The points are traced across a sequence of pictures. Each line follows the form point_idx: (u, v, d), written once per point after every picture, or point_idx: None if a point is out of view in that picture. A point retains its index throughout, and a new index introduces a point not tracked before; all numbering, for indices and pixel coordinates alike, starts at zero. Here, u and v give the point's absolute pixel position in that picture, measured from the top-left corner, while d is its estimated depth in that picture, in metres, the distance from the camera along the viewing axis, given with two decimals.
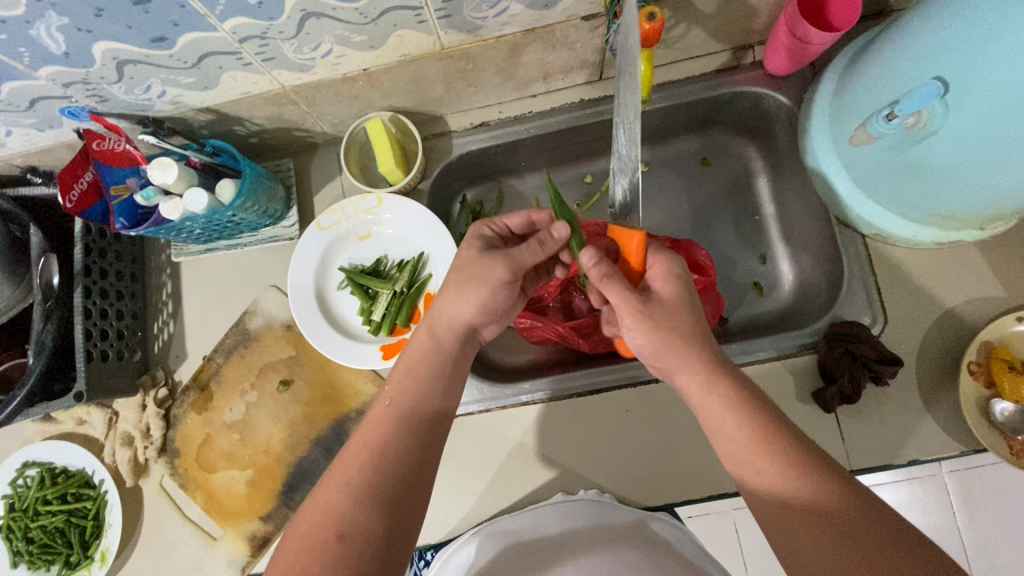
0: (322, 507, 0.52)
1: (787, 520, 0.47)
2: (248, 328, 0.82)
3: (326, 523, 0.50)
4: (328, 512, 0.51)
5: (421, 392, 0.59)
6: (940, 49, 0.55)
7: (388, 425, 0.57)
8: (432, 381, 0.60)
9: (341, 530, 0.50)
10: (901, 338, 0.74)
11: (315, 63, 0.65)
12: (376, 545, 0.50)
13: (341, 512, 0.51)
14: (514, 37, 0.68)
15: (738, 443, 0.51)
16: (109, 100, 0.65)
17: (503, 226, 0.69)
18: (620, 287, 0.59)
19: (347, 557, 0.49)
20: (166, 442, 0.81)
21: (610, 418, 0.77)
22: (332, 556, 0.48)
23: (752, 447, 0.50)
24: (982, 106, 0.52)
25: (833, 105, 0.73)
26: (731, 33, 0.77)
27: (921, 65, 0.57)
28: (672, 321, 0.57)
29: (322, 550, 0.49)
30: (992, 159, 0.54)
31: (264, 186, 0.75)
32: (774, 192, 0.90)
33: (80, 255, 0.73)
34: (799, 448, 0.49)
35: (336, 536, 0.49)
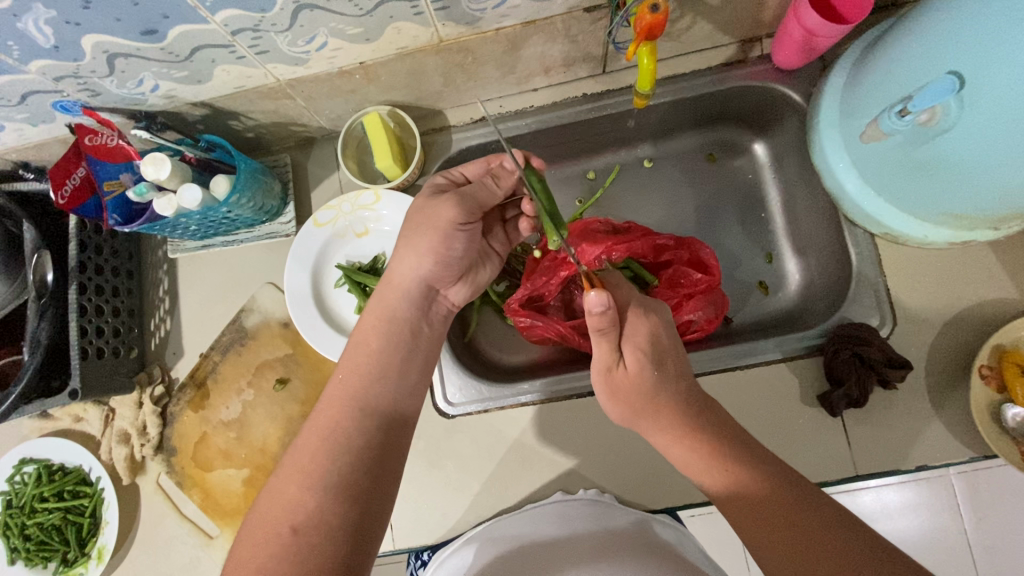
0: (282, 500, 0.50)
1: (740, 517, 0.52)
2: (245, 325, 0.81)
3: (281, 516, 0.49)
4: (288, 501, 0.50)
5: (378, 373, 0.58)
6: (960, 40, 0.53)
7: (351, 416, 0.55)
8: (390, 363, 0.59)
9: (295, 523, 0.49)
10: (911, 339, 0.72)
11: (310, 56, 0.64)
12: (332, 535, 0.49)
13: (300, 501, 0.50)
14: (513, 29, 0.66)
15: (710, 449, 0.55)
16: (101, 94, 0.64)
17: (457, 174, 0.67)
18: (598, 346, 0.59)
19: (302, 548, 0.47)
20: (162, 439, 0.80)
21: (611, 420, 0.75)
22: (286, 547, 0.47)
23: (705, 451, 0.55)
24: (1005, 98, 0.50)
25: (843, 101, 0.71)
26: (739, 25, 0.75)
27: (938, 58, 0.55)
28: (639, 386, 0.58)
29: (275, 541, 0.48)
30: (1011, 156, 0.52)
31: (259, 182, 0.73)
32: (781, 190, 0.88)
33: (75, 251, 0.72)
34: (752, 456, 0.54)
35: (290, 529, 0.48)
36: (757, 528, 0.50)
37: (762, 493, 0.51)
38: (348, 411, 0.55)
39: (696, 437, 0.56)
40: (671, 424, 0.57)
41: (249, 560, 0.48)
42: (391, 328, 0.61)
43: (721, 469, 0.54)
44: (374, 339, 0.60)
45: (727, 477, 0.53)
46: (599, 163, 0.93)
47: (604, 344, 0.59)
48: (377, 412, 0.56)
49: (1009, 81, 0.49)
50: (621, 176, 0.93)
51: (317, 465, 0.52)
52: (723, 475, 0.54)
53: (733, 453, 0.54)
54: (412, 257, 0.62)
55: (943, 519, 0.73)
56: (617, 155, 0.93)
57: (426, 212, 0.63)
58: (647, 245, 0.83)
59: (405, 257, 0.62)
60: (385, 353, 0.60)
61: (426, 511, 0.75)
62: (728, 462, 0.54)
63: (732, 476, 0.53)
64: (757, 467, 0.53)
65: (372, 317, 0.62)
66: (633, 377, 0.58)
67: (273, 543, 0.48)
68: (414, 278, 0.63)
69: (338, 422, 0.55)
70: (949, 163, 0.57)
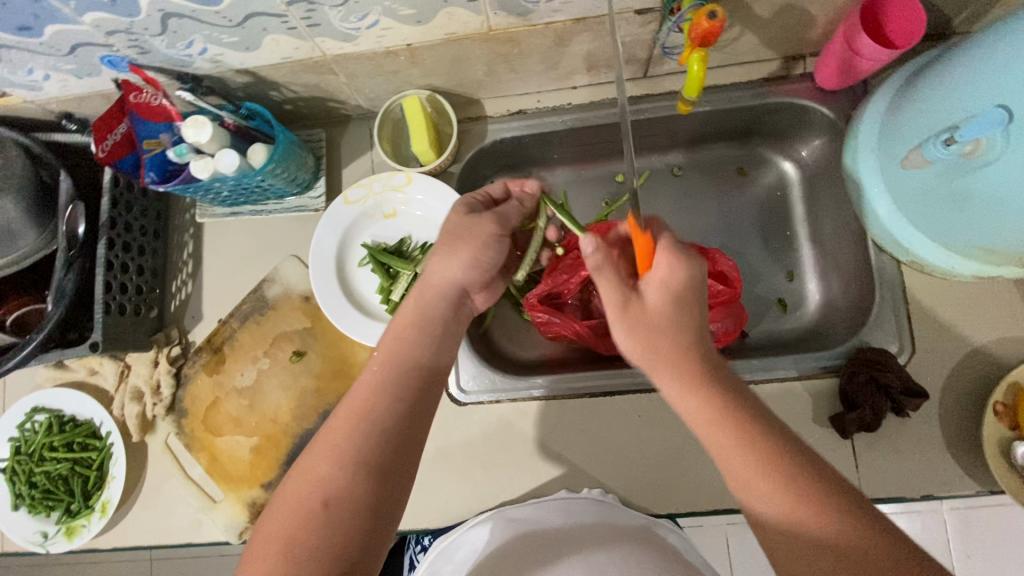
0: (310, 476, 0.50)
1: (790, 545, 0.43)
2: (266, 295, 0.81)
3: (312, 490, 0.50)
4: (315, 479, 0.50)
5: (410, 360, 0.57)
6: (1013, 74, 0.53)
7: (380, 389, 0.55)
8: (424, 349, 0.58)
9: (325, 498, 0.49)
10: (927, 369, 0.72)
11: (359, 34, 0.64)
12: (361, 514, 0.49)
13: (334, 478, 0.50)
14: (563, 24, 0.66)
15: (761, 479, 0.44)
16: (150, 52, 0.64)
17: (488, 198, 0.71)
18: (605, 284, 0.55)
19: (331, 525, 0.48)
20: (174, 400, 0.81)
21: (621, 422, 0.76)
22: (316, 523, 0.48)
23: (756, 456, 0.45)
24: None
25: (884, 124, 0.71)
26: (785, 42, 0.75)
27: (990, 89, 0.55)
28: (674, 367, 0.49)
29: (306, 517, 0.48)
30: None
31: (295, 154, 0.74)
32: (809, 209, 0.88)
33: (107, 207, 0.73)
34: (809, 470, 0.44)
35: (321, 504, 0.49)
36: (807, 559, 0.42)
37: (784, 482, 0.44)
38: (384, 394, 0.55)
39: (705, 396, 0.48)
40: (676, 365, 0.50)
41: (277, 531, 0.48)
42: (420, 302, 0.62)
43: (760, 474, 0.45)
44: (398, 326, 0.60)
45: (743, 452, 0.46)
46: (630, 165, 0.93)
47: (605, 280, 0.55)
48: (394, 377, 0.56)
49: None
50: (650, 182, 0.93)
51: (348, 446, 0.51)
52: (744, 453, 0.45)
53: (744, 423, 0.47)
54: (450, 259, 0.63)
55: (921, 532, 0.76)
56: (648, 160, 0.93)
57: (465, 224, 0.65)
58: None
59: (443, 261, 0.63)
60: (420, 341, 0.59)
61: (429, 495, 0.76)
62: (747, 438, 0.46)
63: (784, 500, 0.44)
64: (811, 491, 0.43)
65: (408, 312, 0.61)
66: (650, 307, 0.51)
67: (303, 517, 0.48)
68: (444, 269, 0.62)
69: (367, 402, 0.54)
70: (990, 196, 0.57)
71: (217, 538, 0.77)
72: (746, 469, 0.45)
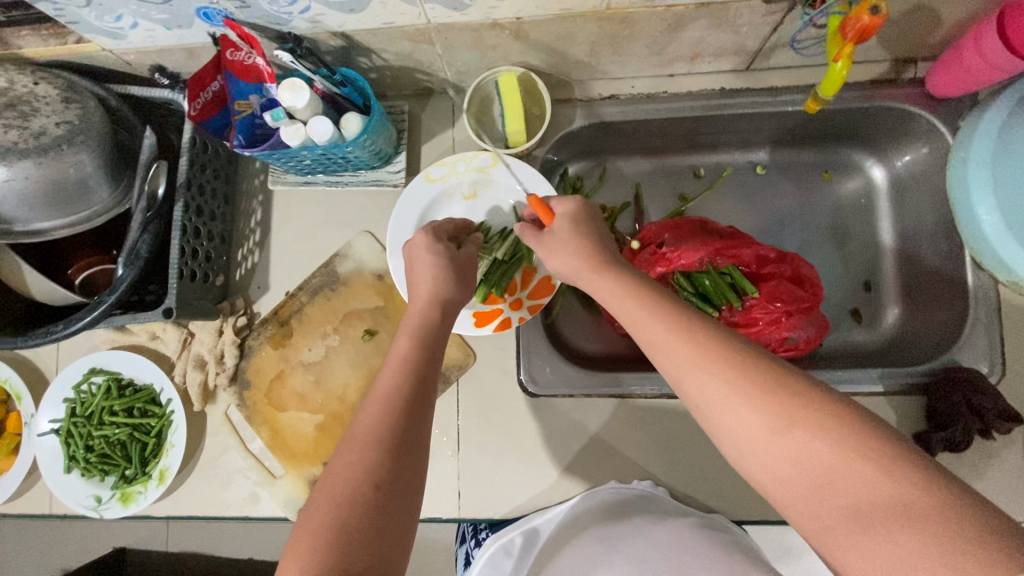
0: (343, 470, 0.48)
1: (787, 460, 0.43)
2: (337, 271, 0.79)
3: (350, 480, 0.47)
4: (355, 468, 0.47)
5: (409, 350, 0.56)
6: None
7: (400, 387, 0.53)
8: (421, 340, 0.57)
9: (376, 481, 0.47)
10: (1017, 394, 0.70)
11: (472, 2, 0.61)
12: (394, 494, 0.47)
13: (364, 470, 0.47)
14: (685, 8, 0.63)
15: (745, 400, 0.45)
16: (250, 7, 0.60)
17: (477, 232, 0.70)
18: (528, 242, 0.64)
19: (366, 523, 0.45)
20: (237, 371, 0.79)
21: (699, 425, 0.74)
22: (365, 509, 0.45)
23: (745, 388, 0.45)
24: None
25: (1005, 136, 0.69)
26: (903, 43, 0.72)
27: None
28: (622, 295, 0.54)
29: (357, 504, 0.45)
30: None
31: (384, 127, 0.71)
32: (897, 221, 0.85)
33: (185, 167, 0.70)
34: (769, 378, 0.45)
35: (372, 487, 0.46)
36: (812, 472, 0.42)
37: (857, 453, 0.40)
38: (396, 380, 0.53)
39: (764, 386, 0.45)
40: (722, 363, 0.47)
41: (311, 528, 0.45)
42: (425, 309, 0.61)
43: (749, 402, 0.45)
44: (405, 332, 0.59)
45: (748, 397, 0.45)
46: (710, 161, 0.91)
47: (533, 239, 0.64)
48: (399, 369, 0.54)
49: None
50: (729, 180, 0.91)
51: (373, 440, 0.49)
52: (730, 389, 0.45)
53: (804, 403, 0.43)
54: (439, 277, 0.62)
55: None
56: (730, 157, 0.90)
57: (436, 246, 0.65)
58: (752, 255, 0.82)
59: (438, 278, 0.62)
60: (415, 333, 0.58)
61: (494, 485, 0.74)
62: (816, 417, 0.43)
63: (771, 420, 0.44)
64: (791, 403, 0.44)
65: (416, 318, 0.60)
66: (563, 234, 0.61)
67: (351, 504, 0.45)
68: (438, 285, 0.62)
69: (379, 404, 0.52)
70: None
71: (276, 514, 0.76)
72: (757, 414, 0.44)
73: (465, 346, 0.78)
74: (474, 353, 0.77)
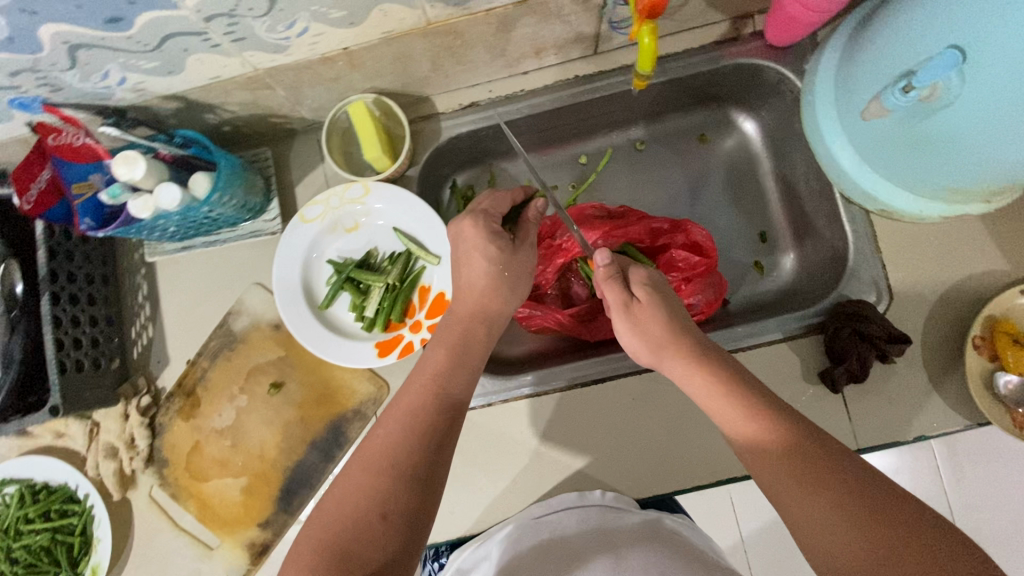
0: (336, 505, 0.51)
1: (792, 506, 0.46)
2: (233, 329, 0.78)
3: (344, 518, 0.50)
4: (341, 511, 0.50)
5: (428, 403, 0.57)
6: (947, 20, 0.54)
7: (434, 406, 0.57)
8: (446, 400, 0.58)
9: (357, 531, 0.49)
10: (906, 313, 0.73)
11: (290, 43, 0.60)
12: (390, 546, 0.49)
13: (384, 489, 0.51)
14: (505, 9, 0.63)
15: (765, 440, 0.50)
16: (63, 89, 0.59)
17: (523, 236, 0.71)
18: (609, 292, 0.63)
19: (390, 536, 0.49)
20: (152, 451, 0.77)
21: (616, 407, 0.76)
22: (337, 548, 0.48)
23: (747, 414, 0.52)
24: (994, 78, 0.51)
25: (840, 73, 0.70)
26: (733, 0, 0.73)
27: (927, 38, 0.56)
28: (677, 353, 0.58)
29: (329, 542, 0.48)
30: (1000, 133, 0.53)
31: (241, 178, 0.70)
32: (777, 169, 0.87)
33: (45, 259, 0.67)
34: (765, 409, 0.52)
35: (362, 530, 0.49)
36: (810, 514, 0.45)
37: (777, 435, 0.50)
38: (395, 434, 0.55)
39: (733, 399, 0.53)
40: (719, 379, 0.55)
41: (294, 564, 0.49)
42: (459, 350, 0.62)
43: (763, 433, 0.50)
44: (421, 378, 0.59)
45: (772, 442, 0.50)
46: (592, 146, 0.91)
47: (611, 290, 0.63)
48: (391, 434, 0.55)
49: (1003, 62, 0.50)
50: (614, 161, 0.92)
51: (400, 458, 0.53)
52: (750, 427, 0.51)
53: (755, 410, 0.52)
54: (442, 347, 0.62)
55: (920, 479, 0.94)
56: (609, 138, 0.91)
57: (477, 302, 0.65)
58: (643, 229, 0.83)
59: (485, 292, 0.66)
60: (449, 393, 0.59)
61: None
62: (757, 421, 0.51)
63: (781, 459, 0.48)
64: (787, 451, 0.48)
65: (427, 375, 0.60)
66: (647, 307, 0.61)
67: (349, 522, 0.49)
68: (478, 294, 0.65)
69: (413, 404, 0.57)
70: (951, 137, 0.57)
71: None
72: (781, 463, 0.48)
73: (376, 378, 0.76)
74: (386, 384, 0.75)
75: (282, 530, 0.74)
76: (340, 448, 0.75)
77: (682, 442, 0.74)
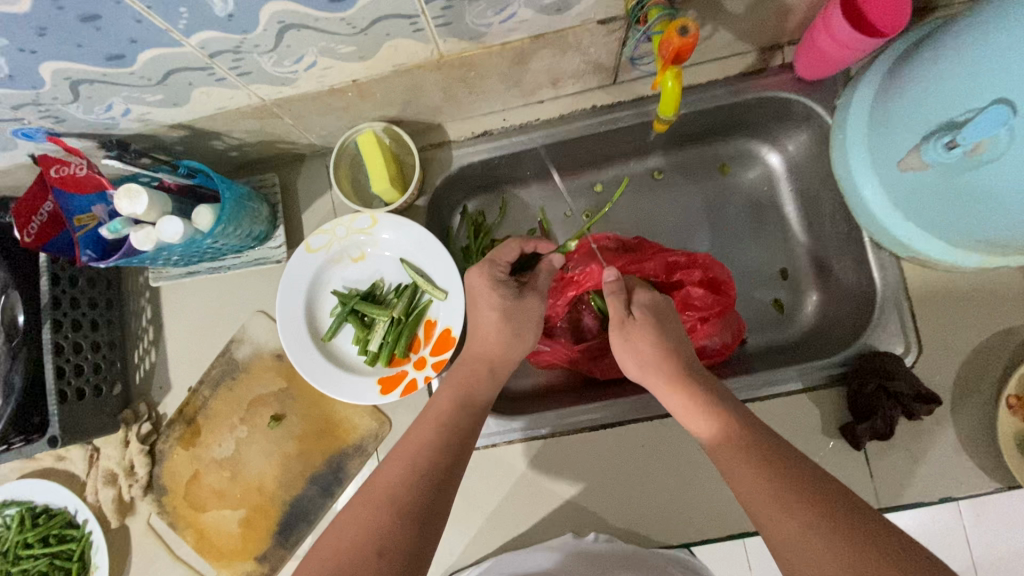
0: (341, 539, 0.48)
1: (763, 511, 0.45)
2: (236, 357, 0.76)
3: (354, 547, 0.47)
4: (345, 547, 0.48)
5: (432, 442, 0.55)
6: (998, 72, 0.50)
7: (438, 445, 0.55)
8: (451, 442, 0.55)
9: (380, 547, 0.47)
10: (935, 367, 0.69)
11: (298, 76, 0.58)
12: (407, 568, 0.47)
13: (382, 526, 0.49)
14: (521, 43, 0.61)
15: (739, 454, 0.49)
16: (66, 120, 0.58)
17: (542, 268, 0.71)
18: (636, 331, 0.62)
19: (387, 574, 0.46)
20: (151, 478, 0.76)
21: (624, 453, 0.73)
22: None
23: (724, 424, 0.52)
24: None
25: (874, 113, 0.66)
26: (763, 33, 0.70)
27: (975, 89, 0.52)
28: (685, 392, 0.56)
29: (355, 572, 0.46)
30: None
31: (246, 209, 0.68)
32: (802, 204, 0.83)
33: (46, 286, 0.66)
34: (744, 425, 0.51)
35: (376, 553, 0.47)
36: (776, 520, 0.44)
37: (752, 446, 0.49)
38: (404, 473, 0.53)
39: (758, 460, 0.48)
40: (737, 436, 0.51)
41: None
42: (460, 387, 0.60)
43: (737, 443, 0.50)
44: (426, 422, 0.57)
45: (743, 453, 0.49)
46: (608, 174, 0.88)
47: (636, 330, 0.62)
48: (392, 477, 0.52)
49: None
50: (631, 190, 0.88)
51: (401, 497, 0.50)
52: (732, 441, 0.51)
53: (795, 468, 0.47)
54: (447, 395, 0.60)
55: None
56: (626, 167, 0.88)
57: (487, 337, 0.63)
58: (659, 265, 0.80)
59: (497, 335, 0.63)
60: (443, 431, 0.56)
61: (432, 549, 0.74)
62: (796, 485, 0.45)
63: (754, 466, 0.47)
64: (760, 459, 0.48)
65: (434, 418, 0.58)
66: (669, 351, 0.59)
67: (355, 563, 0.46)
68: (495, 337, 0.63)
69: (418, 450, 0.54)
70: (996, 193, 0.53)
71: None
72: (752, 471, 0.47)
73: (378, 414, 0.74)
74: (388, 420, 0.74)
75: (278, 565, 0.72)
76: (339, 483, 0.73)
77: (692, 493, 0.71)
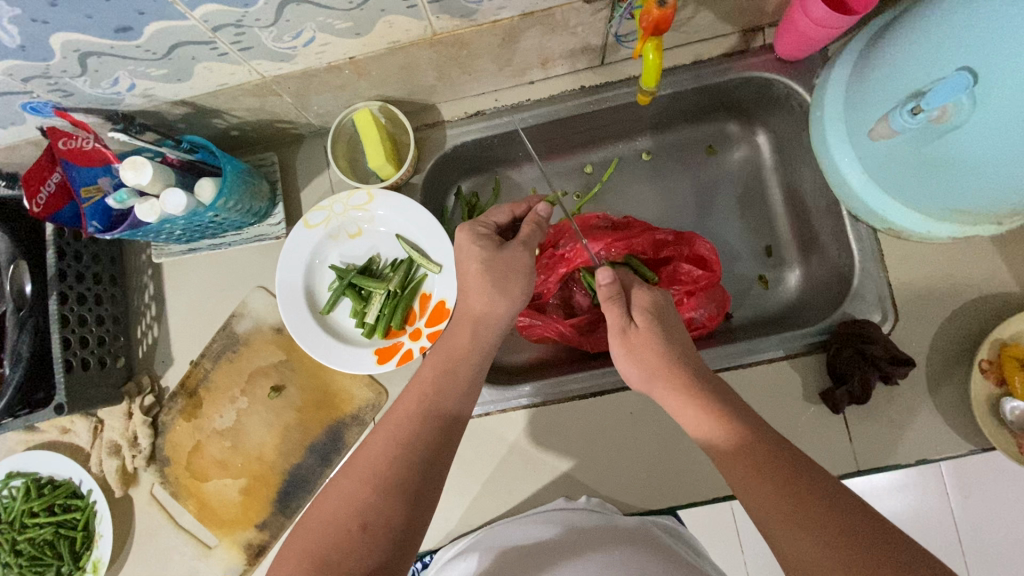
0: (341, 501, 0.52)
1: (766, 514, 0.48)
2: (236, 331, 0.79)
3: (349, 513, 0.51)
4: (345, 507, 0.52)
5: (420, 424, 0.57)
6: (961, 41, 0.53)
7: (427, 416, 0.57)
8: (438, 418, 0.58)
9: (363, 521, 0.51)
10: (912, 334, 0.72)
11: (297, 52, 0.61)
12: (394, 539, 0.51)
13: (367, 503, 0.52)
14: (511, 21, 0.63)
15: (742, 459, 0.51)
16: (74, 94, 0.60)
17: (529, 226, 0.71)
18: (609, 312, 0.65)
19: (371, 547, 0.50)
20: (154, 450, 0.78)
21: (614, 420, 0.76)
22: (354, 545, 0.49)
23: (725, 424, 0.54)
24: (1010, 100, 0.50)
25: (849, 89, 0.69)
26: (743, 14, 0.73)
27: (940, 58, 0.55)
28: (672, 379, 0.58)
29: (345, 538, 0.50)
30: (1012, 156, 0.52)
31: (246, 184, 0.70)
32: (785, 183, 0.86)
33: (53, 259, 0.68)
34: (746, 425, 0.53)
35: (359, 526, 0.50)
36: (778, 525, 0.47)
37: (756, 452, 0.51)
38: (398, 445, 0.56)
39: (774, 485, 0.48)
40: (750, 461, 0.50)
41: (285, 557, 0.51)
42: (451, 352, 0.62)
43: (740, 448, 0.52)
44: (413, 393, 0.60)
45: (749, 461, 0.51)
46: (598, 155, 0.91)
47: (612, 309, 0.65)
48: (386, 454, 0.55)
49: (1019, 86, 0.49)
50: (620, 171, 0.91)
51: (386, 475, 0.53)
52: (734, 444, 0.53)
53: (795, 473, 0.48)
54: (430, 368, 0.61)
55: (927, 506, 0.93)
56: (615, 148, 0.91)
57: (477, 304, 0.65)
58: (647, 241, 0.82)
59: (489, 302, 0.65)
60: (438, 403, 0.59)
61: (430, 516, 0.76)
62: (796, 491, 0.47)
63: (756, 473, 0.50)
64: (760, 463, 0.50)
65: (420, 390, 0.60)
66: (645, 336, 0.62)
67: (340, 536, 0.50)
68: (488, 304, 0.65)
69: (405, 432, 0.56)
70: (960, 159, 0.56)
71: None
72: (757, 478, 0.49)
73: (375, 384, 0.76)
74: (385, 391, 0.76)
75: (279, 532, 0.74)
76: (337, 452, 0.76)
77: (680, 459, 0.73)
